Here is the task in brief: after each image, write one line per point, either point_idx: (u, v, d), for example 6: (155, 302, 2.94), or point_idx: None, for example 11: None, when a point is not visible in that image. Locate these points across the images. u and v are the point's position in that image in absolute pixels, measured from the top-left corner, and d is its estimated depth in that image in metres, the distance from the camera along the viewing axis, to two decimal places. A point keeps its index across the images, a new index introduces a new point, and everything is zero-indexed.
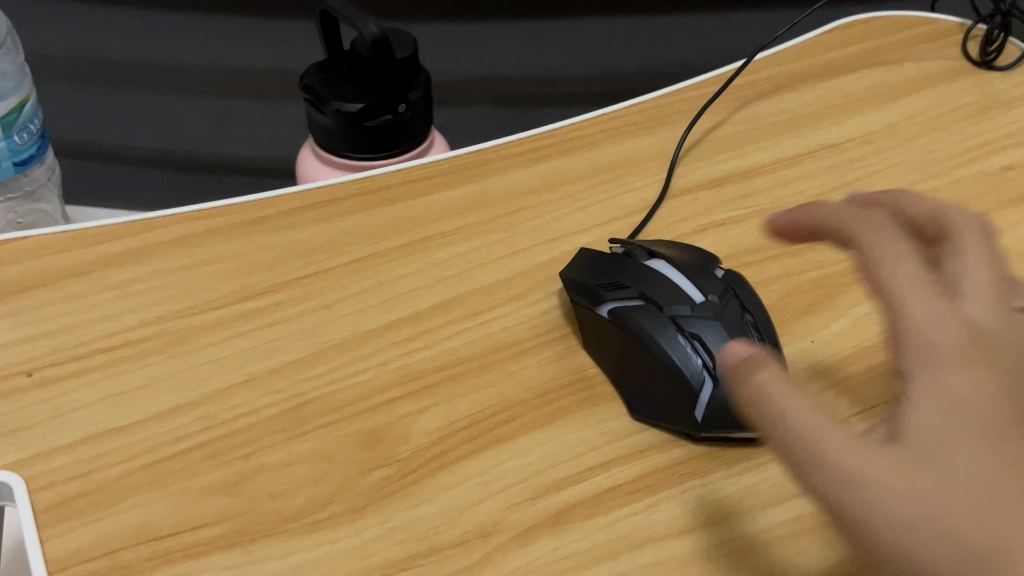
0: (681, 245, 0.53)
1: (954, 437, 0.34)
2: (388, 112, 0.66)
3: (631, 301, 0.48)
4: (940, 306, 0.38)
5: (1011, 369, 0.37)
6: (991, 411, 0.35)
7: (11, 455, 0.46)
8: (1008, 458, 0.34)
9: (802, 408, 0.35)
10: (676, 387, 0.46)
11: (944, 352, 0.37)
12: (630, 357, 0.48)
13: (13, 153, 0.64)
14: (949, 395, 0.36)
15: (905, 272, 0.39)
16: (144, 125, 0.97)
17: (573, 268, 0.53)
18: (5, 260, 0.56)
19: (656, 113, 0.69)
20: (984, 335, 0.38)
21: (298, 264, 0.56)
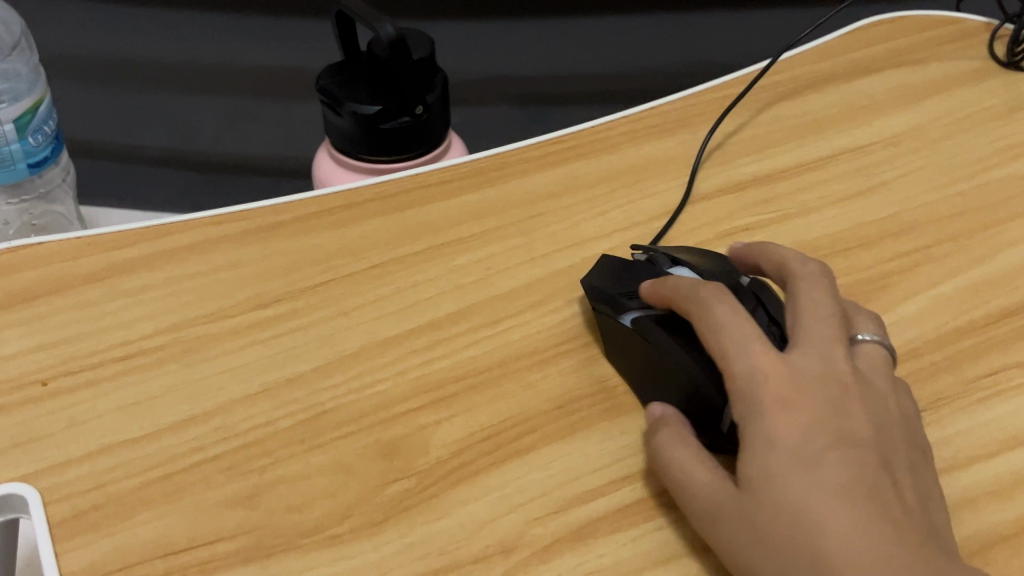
0: (704, 251, 0.52)
1: (777, 474, 0.39)
2: (405, 114, 0.65)
3: (654, 310, 0.47)
4: (763, 349, 0.42)
5: (833, 394, 0.42)
6: (811, 441, 0.40)
7: (25, 466, 0.45)
8: (828, 477, 0.39)
9: (689, 459, 0.43)
10: (700, 397, 0.45)
11: (767, 392, 0.41)
12: (655, 366, 0.47)
13: (27, 154, 0.63)
14: (773, 433, 0.40)
15: (735, 327, 0.43)
16: (157, 125, 0.95)
17: (594, 276, 0.52)
18: (18, 266, 0.55)
19: (677, 115, 0.68)
20: (806, 372, 0.42)
21: (315, 270, 0.56)
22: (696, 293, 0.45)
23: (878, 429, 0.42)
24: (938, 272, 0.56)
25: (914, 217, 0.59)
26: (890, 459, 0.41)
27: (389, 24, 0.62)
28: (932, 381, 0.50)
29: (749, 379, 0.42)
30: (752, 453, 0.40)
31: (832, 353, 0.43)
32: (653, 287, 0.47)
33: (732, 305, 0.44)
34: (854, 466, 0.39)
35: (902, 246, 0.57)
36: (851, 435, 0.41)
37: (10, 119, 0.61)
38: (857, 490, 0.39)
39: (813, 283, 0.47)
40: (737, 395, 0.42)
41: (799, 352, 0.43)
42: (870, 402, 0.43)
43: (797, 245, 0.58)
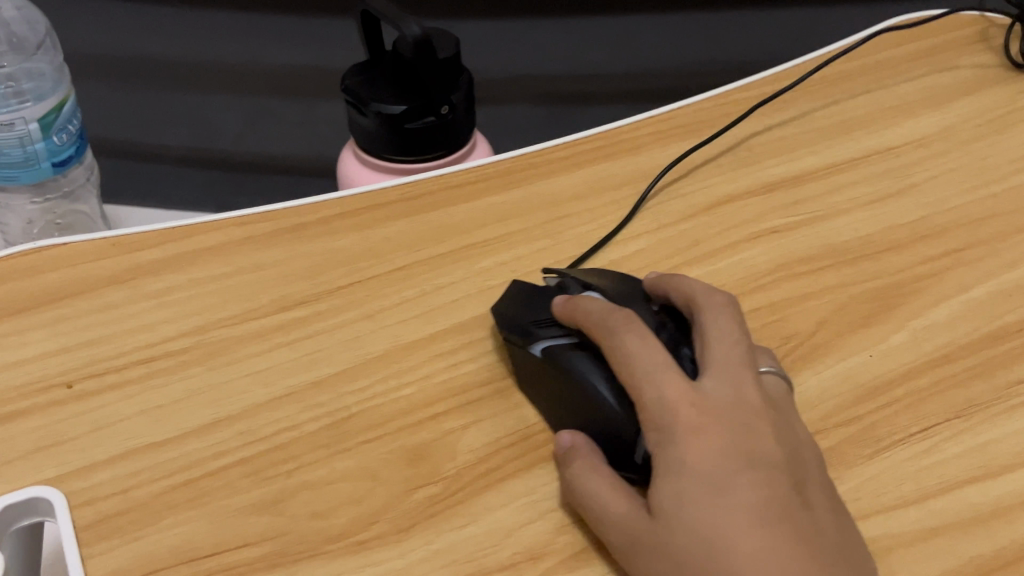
0: (615, 275, 0.51)
1: (687, 500, 0.39)
2: (430, 113, 0.65)
3: (564, 340, 0.46)
4: (674, 376, 0.42)
5: (743, 421, 0.41)
6: (723, 467, 0.39)
7: (49, 470, 0.45)
8: (737, 501, 0.38)
9: (605, 489, 0.42)
10: (613, 428, 0.43)
11: (677, 420, 0.40)
12: (564, 397, 0.46)
13: (50, 154, 0.63)
14: (683, 461, 0.39)
15: (645, 355, 0.42)
16: (180, 125, 0.94)
17: (505, 304, 0.51)
18: (42, 267, 0.55)
19: (704, 115, 0.67)
20: (716, 399, 0.42)
21: (339, 272, 0.55)
22: (606, 324, 0.44)
23: (788, 454, 0.41)
24: (971, 276, 0.55)
25: (946, 220, 0.58)
26: (799, 482, 0.41)
27: (414, 24, 0.62)
28: (964, 388, 0.49)
29: (660, 407, 0.41)
30: (663, 481, 0.40)
31: (742, 380, 0.43)
32: (565, 305, 0.47)
33: (641, 335, 0.43)
34: (765, 488, 0.39)
35: (934, 249, 0.57)
36: (762, 458, 0.40)
37: (34, 118, 0.61)
38: (770, 513, 0.38)
39: (724, 307, 0.46)
40: (650, 424, 0.41)
41: (710, 378, 0.43)
42: (779, 428, 0.42)
43: (826, 249, 0.57)
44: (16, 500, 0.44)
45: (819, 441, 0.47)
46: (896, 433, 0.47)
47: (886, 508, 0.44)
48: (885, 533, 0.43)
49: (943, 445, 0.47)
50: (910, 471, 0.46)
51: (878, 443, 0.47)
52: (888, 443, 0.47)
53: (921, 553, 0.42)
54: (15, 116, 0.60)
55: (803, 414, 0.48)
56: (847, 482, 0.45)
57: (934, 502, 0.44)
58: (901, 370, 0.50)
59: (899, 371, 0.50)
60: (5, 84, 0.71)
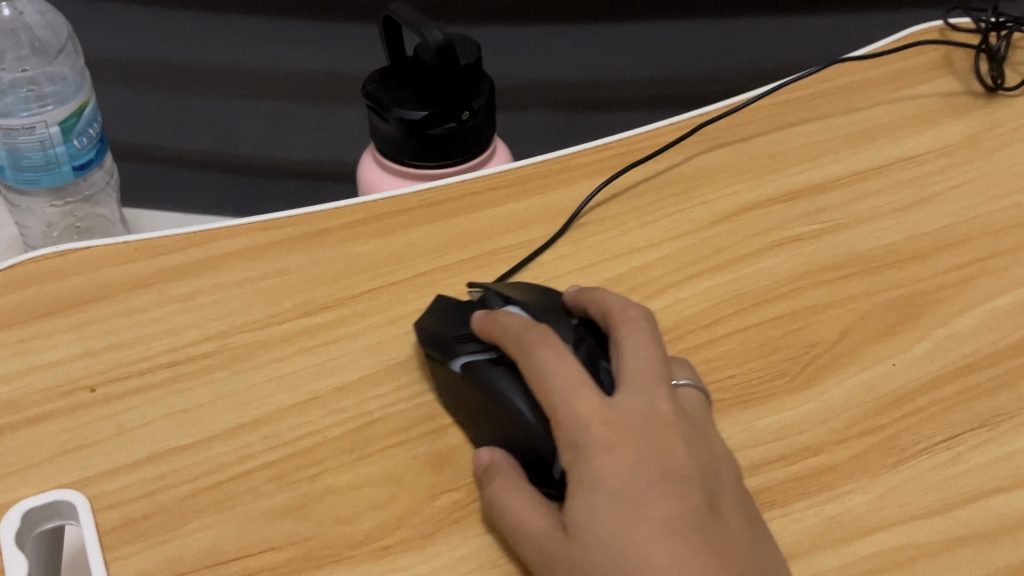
0: (536, 288, 0.49)
1: (599, 518, 0.38)
2: (451, 120, 0.65)
3: (484, 355, 0.45)
4: (589, 391, 0.41)
5: (656, 432, 0.40)
6: (636, 483, 0.39)
7: (75, 473, 0.45)
8: (648, 517, 0.38)
9: (523, 507, 0.41)
10: (531, 445, 0.42)
11: (590, 436, 0.39)
12: (485, 413, 0.45)
13: (71, 157, 0.63)
14: (596, 479, 0.39)
15: (560, 370, 0.41)
16: (200, 129, 0.93)
17: (427, 320, 0.49)
18: (65, 270, 0.55)
19: (727, 122, 0.67)
20: (632, 412, 0.41)
21: (362, 278, 0.55)
22: (522, 339, 0.43)
23: (703, 465, 0.41)
24: (995, 286, 0.55)
25: (969, 229, 0.58)
26: (713, 493, 0.40)
27: (437, 30, 0.62)
28: (989, 398, 0.49)
29: (574, 424, 0.40)
30: (576, 497, 0.39)
31: (657, 392, 0.42)
32: (485, 319, 0.45)
33: (557, 350, 0.42)
34: (677, 503, 0.39)
35: (957, 259, 0.56)
36: (676, 471, 0.40)
37: (55, 122, 0.61)
38: (682, 528, 0.38)
39: (640, 317, 0.45)
40: (563, 441, 0.40)
41: (625, 392, 0.42)
42: (694, 438, 0.42)
43: (850, 257, 0.57)
44: (42, 503, 0.44)
45: (843, 450, 0.47)
46: (921, 442, 0.47)
47: (910, 518, 0.44)
48: (909, 542, 0.43)
49: (968, 455, 0.47)
50: (934, 481, 0.45)
51: (903, 452, 0.47)
52: (913, 452, 0.47)
53: (947, 562, 0.42)
54: (36, 120, 0.60)
55: (827, 422, 0.48)
56: (872, 492, 0.45)
57: (959, 511, 0.44)
58: (924, 380, 0.50)
59: (923, 381, 0.50)
60: (25, 88, 0.72)
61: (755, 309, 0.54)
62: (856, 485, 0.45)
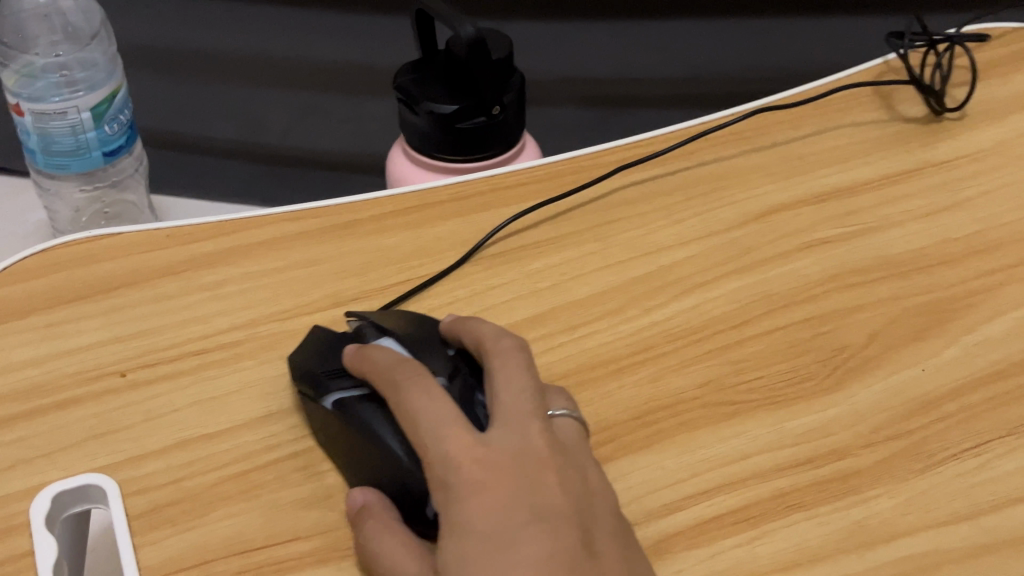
0: (413, 318, 0.49)
1: (468, 561, 0.36)
2: (480, 114, 0.65)
3: (355, 391, 0.44)
4: (460, 429, 0.40)
5: (527, 471, 0.39)
6: (505, 523, 0.37)
7: (103, 458, 0.46)
8: (518, 556, 0.36)
9: (395, 550, 0.40)
10: (403, 483, 0.41)
11: (459, 478, 0.38)
12: (354, 451, 0.43)
13: (102, 142, 0.64)
14: (465, 520, 0.37)
15: (430, 408, 0.41)
16: (228, 119, 0.92)
17: (302, 355, 0.48)
18: (96, 256, 0.55)
19: (760, 120, 0.66)
20: (503, 451, 0.40)
21: (390, 270, 0.55)
22: (391, 376, 0.42)
23: (577, 504, 0.40)
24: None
25: (1000, 236, 0.58)
26: (587, 531, 0.39)
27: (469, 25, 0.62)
28: (1017, 405, 0.49)
29: (444, 463, 0.39)
30: (446, 541, 0.38)
31: (529, 429, 0.41)
32: (355, 356, 0.45)
33: (426, 388, 0.41)
34: (550, 541, 0.37)
35: (986, 265, 0.56)
36: (548, 510, 0.38)
37: (87, 108, 0.62)
38: (554, 567, 0.36)
39: (514, 349, 0.45)
40: (434, 484, 0.39)
41: (497, 430, 0.41)
42: (569, 477, 0.41)
43: (879, 260, 0.57)
44: (72, 486, 0.44)
45: (870, 454, 0.47)
46: (948, 448, 0.47)
47: (935, 524, 0.44)
48: (934, 548, 0.43)
49: (995, 462, 0.47)
50: (961, 488, 0.45)
51: (929, 457, 0.47)
52: (939, 457, 0.47)
53: (972, 569, 0.42)
54: (68, 105, 0.61)
55: (854, 426, 0.48)
56: (898, 497, 0.45)
57: (985, 519, 0.44)
58: (952, 386, 0.50)
59: (951, 387, 0.50)
60: (58, 73, 0.72)
61: (783, 311, 0.53)
62: (883, 489, 0.45)
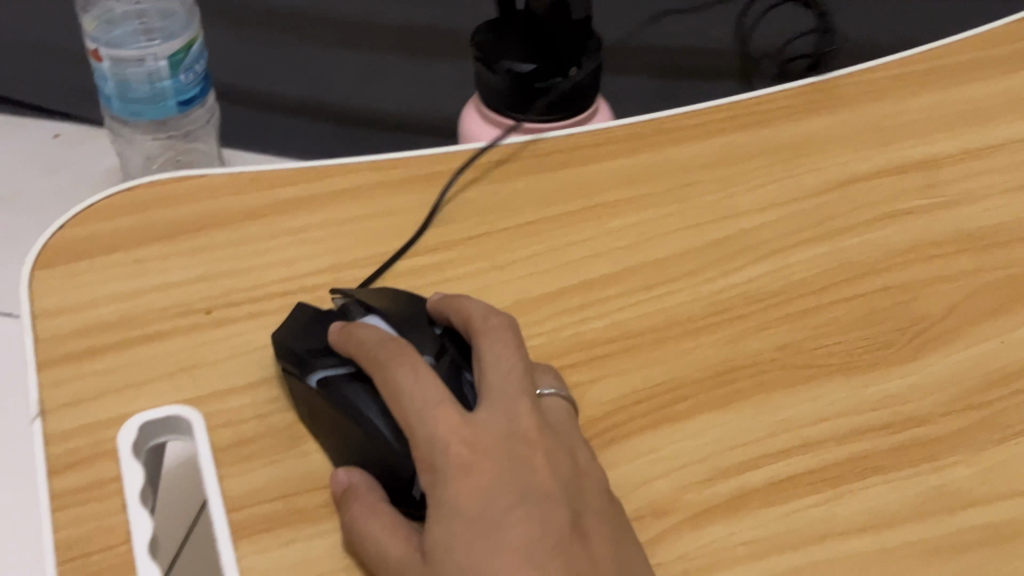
0: (397, 294, 0.48)
1: (456, 545, 0.37)
2: (558, 74, 0.66)
3: (341, 370, 0.44)
4: (446, 409, 0.40)
5: (514, 451, 0.40)
6: (492, 507, 0.38)
7: (189, 391, 0.47)
8: (506, 541, 0.37)
9: (380, 531, 0.40)
10: (393, 466, 0.41)
11: (446, 460, 0.39)
12: (341, 431, 0.43)
13: (177, 92, 0.64)
14: (453, 504, 0.38)
15: (416, 387, 0.41)
16: (293, 77, 0.91)
17: (283, 331, 0.47)
18: (180, 197, 0.56)
19: (842, 91, 0.66)
20: (490, 431, 0.40)
21: (470, 223, 0.56)
22: (376, 355, 0.42)
23: (565, 484, 0.40)
24: None
25: None
26: (576, 512, 0.40)
27: None
28: None
29: (431, 445, 0.39)
30: (434, 524, 0.38)
31: (517, 408, 0.41)
32: (340, 334, 0.44)
33: (413, 367, 0.41)
34: (538, 525, 0.38)
35: None
36: (536, 492, 0.39)
37: (163, 57, 0.62)
38: (542, 551, 0.37)
39: (503, 325, 0.44)
40: (421, 465, 0.39)
41: (485, 409, 0.41)
42: (556, 456, 0.41)
43: (960, 234, 0.56)
44: (159, 416, 0.46)
45: (948, 422, 0.47)
46: None
47: (1012, 495, 0.44)
48: (1010, 519, 0.43)
49: None
50: None
51: (1008, 429, 0.47)
52: (1018, 430, 0.47)
53: None
54: (145, 52, 0.62)
55: (933, 394, 0.48)
56: (975, 466, 0.45)
57: None
58: None
59: None
60: (137, 20, 0.73)
61: (861, 280, 0.53)
62: (961, 457, 0.46)
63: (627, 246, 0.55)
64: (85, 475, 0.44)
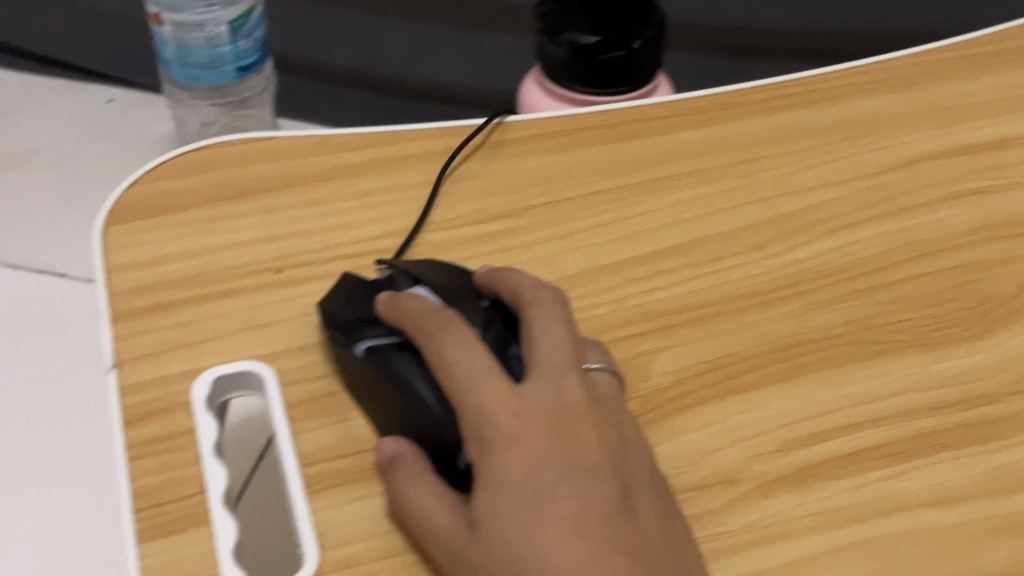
0: (442, 267, 0.49)
1: (503, 515, 0.38)
2: (621, 47, 0.65)
3: (387, 339, 0.44)
4: (494, 382, 0.41)
5: (561, 423, 0.41)
6: (539, 478, 0.39)
7: (260, 347, 0.47)
8: (552, 512, 0.38)
9: (425, 499, 0.40)
10: (437, 435, 0.42)
11: (493, 432, 0.39)
12: (386, 400, 0.44)
13: (236, 58, 0.65)
14: (500, 475, 0.39)
15: (464, 359, 0.41)
16: (345, 47, 0.91)
17: (330, 300, 0.48)
18: (249, 158, 0.56)
19: (909, 70, 0.65)
20: (538, 403, 0.41)
21: (536, 191, 0.56)
22: (424, 326, 0.43)
23: (612, 456, 0.41)
24: None
25: None
26: (623, 483, 0.40)
27: None
28: None
29: (478, 416, 0.40)
30: (482, 494, 0.39)
31: (565, 382, 0.42)
32: (388, 304, 0.45)
33: (461, 340, 0.42)
34: (584, 496, 0.38)
35: None
36: (583, 463, 0.40)
37: (224, 22, 0.63)
38: (588, 522, 0.38)
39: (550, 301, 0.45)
40: (469, 436, 0.40)
41: (533, 382, 0.42)
42: (603, 429, 0.42)
43: None
44: (232, 371, 0.46)
45: (1018, 402, 0.47)
46: None
47: None
48: None
49: None
50: None
51: None
52: None
53: None
54: (207, 17, 0.62)
55: (1003, 373, 0.48)
56: None
57: None
58: None
59: None
60: None
61: (929, 258, 0.53)
62: None
63: (694, 218, 0.55)
64: (159, 426, 0.44)
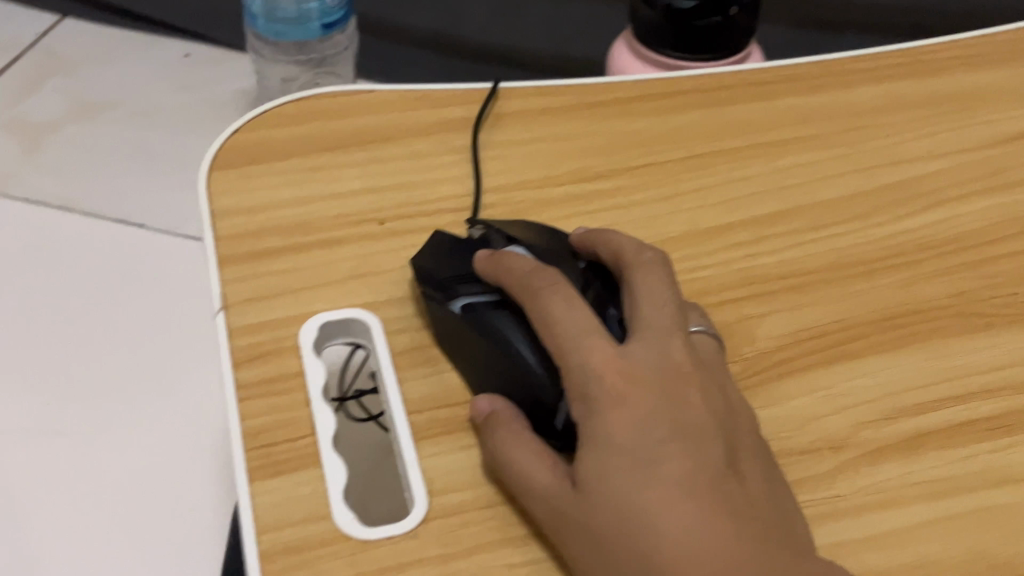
0: (537, 227, 0.48)
1: (611, 474, 0.37)
2: (717, 13, 0.64)
3: (485, 297, 0.44)
4: (601, 340, 0.40)
5: (667, 385, 0.39)
6: (648, 437, 0.38)
7: (366, 296, 0.48)
8: (661, 473, 0.37)
9: (526, 457, 0.40)
10: (536, 395, 0.41)
11: (600, 390, 0.38)
12: (482, 358, 0.43)
13: (323, 14, 0.66)
14: (608, 434, 0.38)
15: (569, 317, 0.40)
16: (427, 10, 0.92)
17: (422, 256, 0.47)
18: (350, 109, 0.56)
19: (1012, 45, 0.64)
20: (644, 364, 0.40)
21: (636, 152, 0.56)
22: (527, 283, 0.42)
23: (718, 420, 0.40)
24: None
25: None
26: (729, 448, 0.39)
27: None
28: None
29: (584, 374, 0.39)
30: (587, 453, 0.38)
31: (670, 344, 0.41)
32: (488, 261, 0.44)
33: (566, 297, 0.41)
34: (693, 458, 0.37)
35: None
36: (690, 426, 0.39)
37: None
38: (698, 484, 0.37)
39: (652, 264, 0.44)
40: (574, 394, 0.39)
41: (638, 343, 0.41)
42: (708, 393, 0.41)
43: None
44: (338, 317, 0.46)
45: None
46: None
47: None
48: None
49: None
50: None
51: None
52: None
53: None
54: None
55: None
56: None
57: None
58: None
59: None
60: None
61: None
62: None
63: (796, 185, 0.54)
64: (268, 368, 0.44)
